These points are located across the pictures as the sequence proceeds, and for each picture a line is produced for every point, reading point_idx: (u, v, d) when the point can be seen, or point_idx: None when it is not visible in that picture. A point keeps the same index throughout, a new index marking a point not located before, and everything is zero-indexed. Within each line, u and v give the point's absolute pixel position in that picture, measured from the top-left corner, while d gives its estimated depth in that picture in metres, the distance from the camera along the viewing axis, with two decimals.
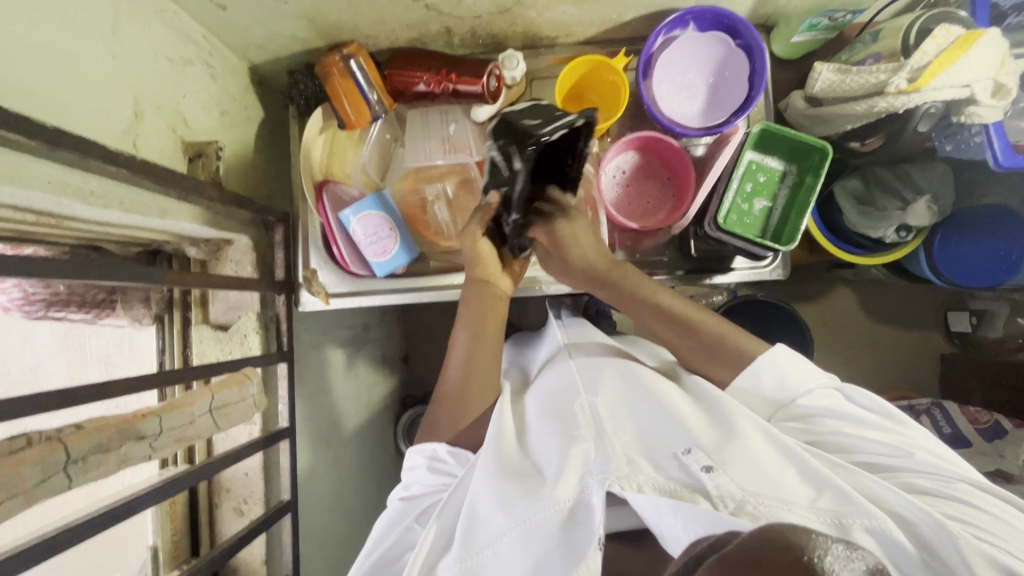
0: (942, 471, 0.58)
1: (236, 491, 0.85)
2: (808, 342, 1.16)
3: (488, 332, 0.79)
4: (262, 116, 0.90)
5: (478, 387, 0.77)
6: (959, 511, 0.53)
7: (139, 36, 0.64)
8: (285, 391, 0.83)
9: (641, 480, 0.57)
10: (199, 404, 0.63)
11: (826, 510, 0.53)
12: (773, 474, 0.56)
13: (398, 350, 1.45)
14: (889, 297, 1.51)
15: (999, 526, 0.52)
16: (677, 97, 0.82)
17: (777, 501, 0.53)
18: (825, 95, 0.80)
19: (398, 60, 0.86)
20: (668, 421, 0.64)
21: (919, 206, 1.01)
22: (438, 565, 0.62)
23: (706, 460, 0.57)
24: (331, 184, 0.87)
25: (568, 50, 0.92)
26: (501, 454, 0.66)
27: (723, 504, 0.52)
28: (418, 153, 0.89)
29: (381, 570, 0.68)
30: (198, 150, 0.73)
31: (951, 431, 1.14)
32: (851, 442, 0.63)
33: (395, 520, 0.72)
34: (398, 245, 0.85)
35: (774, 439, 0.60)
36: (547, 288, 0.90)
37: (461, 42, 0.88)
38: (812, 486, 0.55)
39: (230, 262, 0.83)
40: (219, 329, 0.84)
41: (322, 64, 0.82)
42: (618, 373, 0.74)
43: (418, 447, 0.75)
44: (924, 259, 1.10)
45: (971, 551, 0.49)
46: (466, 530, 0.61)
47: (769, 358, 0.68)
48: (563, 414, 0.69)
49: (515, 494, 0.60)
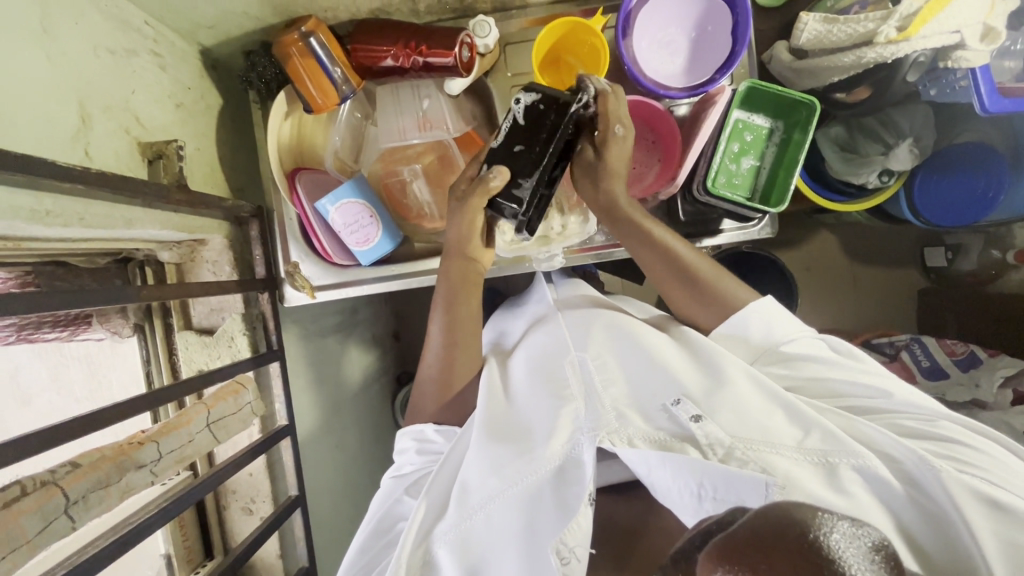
0: (924, 410, 0.59)
1: (243, 491, 0.85)
2: (792, 291, 1.19)
3: (470, 306, 0.77)
4: (222, 105, 0.84)
5: (460, 372, 0.77)
6: (943, 447, 0.55)
7: (74, 30, 0.58)
8: (281, 390, 0.83)
9: (631, 433, 0.59)
10: (196, 421, 0.61)
11: (814, 450, 0.55)
12: (763, 417, 0.58)
13: (389, 328, 1.43)
14: (867, 236, 1.55)
15: (984, 452, 0.54)
16: (659, 53, 0.80)
17: (765, 445, 0.55)
18: (812, 46, 0.76)
19: (361, 33, 0.79)
20: (655, 372, 0.65)
21: (902, 150, 1.02)
22: (432, 531, 0.62)
23: (695, 410, 0.59)
24: (301, 172, 0.83)
25: (540, 10, 0.86)
26: (491, 415, 0.68)
27: (712, 452, 0.54)
28: (392, 131, 0.85)
29: (377, 542, 0.69)
30: (157, 151, 0.67)
31: (929, 363, 1.27)
32: (838, 386, 0.64)
33: (387, 495, 0.74)
34: (381, 232, 0.83)
35: (762, 383, 0.62)
36: (538, 265, 0.89)
37: (427, 9, 0.82)
38: (799, 426, 0.57)
39: (207, 263, 0.81)
40: (203, 333, 0.81)
41: (280, 45, 0.76)
42: (607, 326, 0.74)
43: (406, 429, 0.76)
44: (904, 203, 1.17)
45: (957, 486, 0.50)
46: (459, 494, 0.62)
47: (761, 307, 0.70)
48: (553, 374, 0.69)
49: (505, 457, 0.61)
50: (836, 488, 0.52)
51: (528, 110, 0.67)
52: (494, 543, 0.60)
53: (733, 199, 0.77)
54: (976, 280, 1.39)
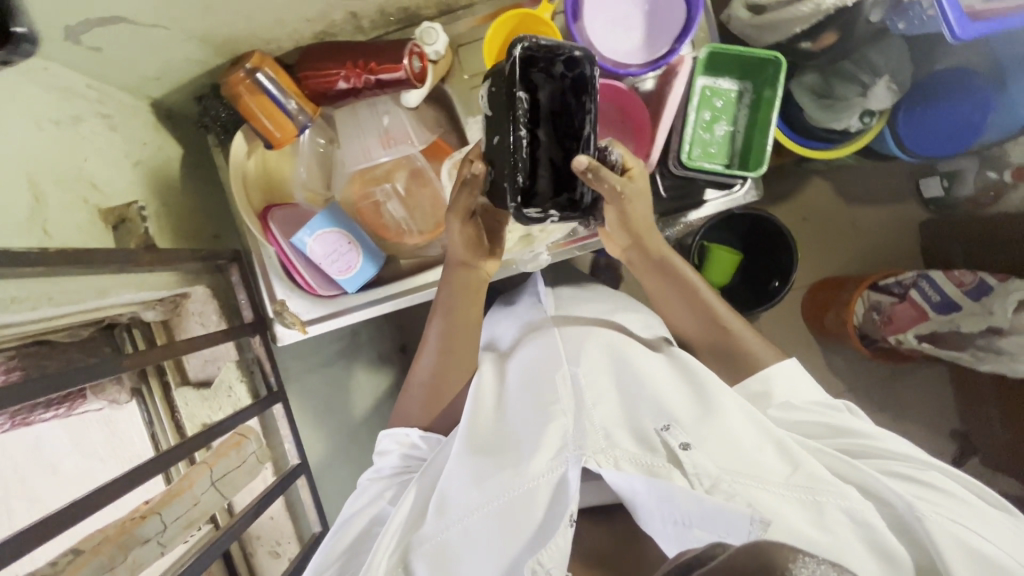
0: (915, 456, 0.60)
1: (267, 535, 0.84)
2: (790, 243, 1.18)
3: (469, 317, 0.77)
4: (183, 155, 0.82)
5: (453, 371, 0.77)
6: (926, 493, 0.56)
7: (12, 107, 0.57)
8: (288, 430, 0.83)
9: (617, 454, 0.58)
10: (199, 483, 0.61)
11: (801, 485, 0.54)
12: (751, 450, 0.57)
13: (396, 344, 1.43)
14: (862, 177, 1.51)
15: (972, 505, 0.55)
16: (614, 31, 0.78)
17: (751, 477, 0.54)
18: None
19: (309, 59, 0.77)
20: (647, 401, 0.65)
21: (880, 88, 1.00)
22: (408, 543, 0.62)
23: (684, 437, 0.58)
24: (274, 209, 0.82)
25: (487, 5, 0.83)
26: (477, 438, 0.67)
27: (699, 483, 0.53)
28: (357, 154, 0.83)
29: (344, 547, 0.68)
30: (119, 216, 0.67)
31: (940, 299, 1.27)
32: (834, 425, 0.65)
33: (362, 497, 0.73)
34: (362, 257, 0.82)
35: (754, 416, 0.62)
36: (525, 267, 0.87)
37: (371, 24, 0.79)
38: (788, 461, 0.57)
39: (194, 315, 0.81)
40: (201, 386, 0.81)
41: (227, 86, 0.73)
42: (599, 344, 0.73)
43: (390, 432, 0.76)
44: (891, 138, 1.18)
45: (939, 536, 0.51)
46: (440, 505, 0.62)
47: (779, 369, 0.73)
48: (544, 389, 0.68)
49: (488, 473, 0.61)
50: (822, 517, 0.52)
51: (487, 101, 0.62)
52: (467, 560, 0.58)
53: (706, 166, 0.75)
54: (976, 205, 1.38)
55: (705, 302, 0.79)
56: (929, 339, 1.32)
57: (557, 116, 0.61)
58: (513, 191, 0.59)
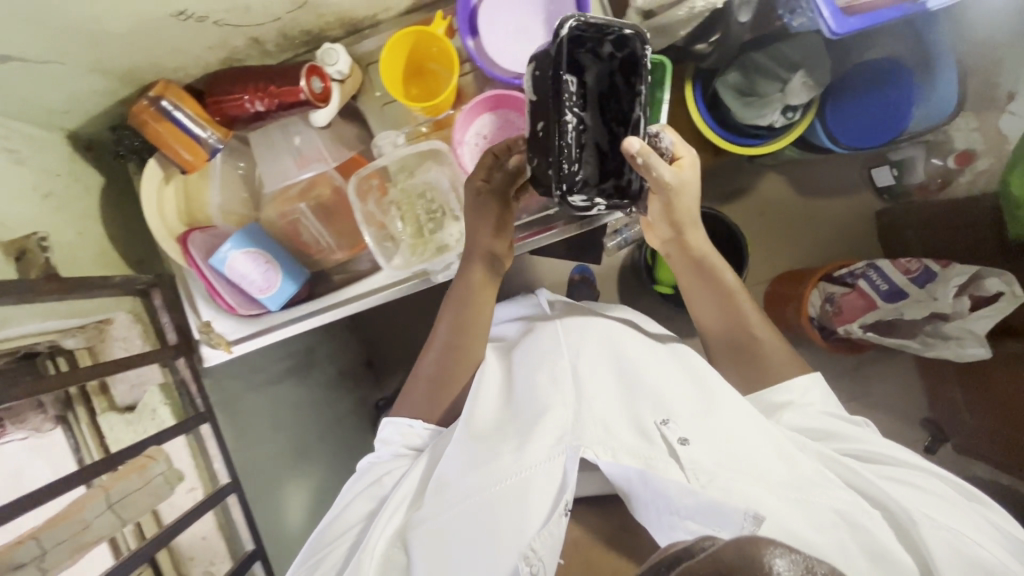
0: (913, 466, 0.65)
1: (200, 555, 0.84)
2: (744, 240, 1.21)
3: (481, 308, 0.81)
4: (103, 184, 0.84)
5: (463, 361, 0.80)
6: (918, 498, 0.60)
7: None
8: (217, 450, 0.84)
9: (614, 446, 0.60)
10: (91, 505, 0.59)
11: (795, 485, 0.58)
12: (747, 446, 0.61)
13: (359, 357, 1.43)
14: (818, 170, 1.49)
15: (951, 507, 0.60)
16: (514, 44, 0.80)
17: (747, 472, 0.58)
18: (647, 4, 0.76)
19: (216, 85, 0.80)
20: (644, 397, 0.67)
21: (795, 83, 1.02)
22: (403, 530, 0.64)
23: (682, 433, 0.61)
24: (193, 232, 0.82)
25: (393, 24, 0.85)
26: (478, 429, 0.69)
27: (695, 478, 0.56)
28: (274, 175, 0.85)
29: (334, 531, 0.70)
30: (20, 248, 0.68)
31: (889, 288, 1.25)
32: (839, 432, 0.69)
33: (358, 481, 0.75)
34: (281, 276, 0.83)
35: (749, 414, 0.65)
36: (437, 278, 0.86)
37: (277, 48, 0.81)
38: (786, 458, 0.61)
39: (117, 341, 0.81)
40: (126, 411, 0.82)
41: (131, 116, 0.75)
42: (598, 343, 0.76)
43: (394, 420, 0.78)
44: (823, 131, 1.17)
45: (928, 538, 0.55)
46: (436, 488, 0.64)
47: (806, 381, 0.75)
48: (544, 382, 0.70)
49: (484, 458, 0.63)
50: (805, 513, 0.55)
51: (531, 86, 0.61)
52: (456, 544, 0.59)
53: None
54: (926, 190, 1.41)
55: (733, 305, 0.83)
56: (882, 329, 1.31)
57: (606, 98, 0.60)
58: (560, 173, 0.59)
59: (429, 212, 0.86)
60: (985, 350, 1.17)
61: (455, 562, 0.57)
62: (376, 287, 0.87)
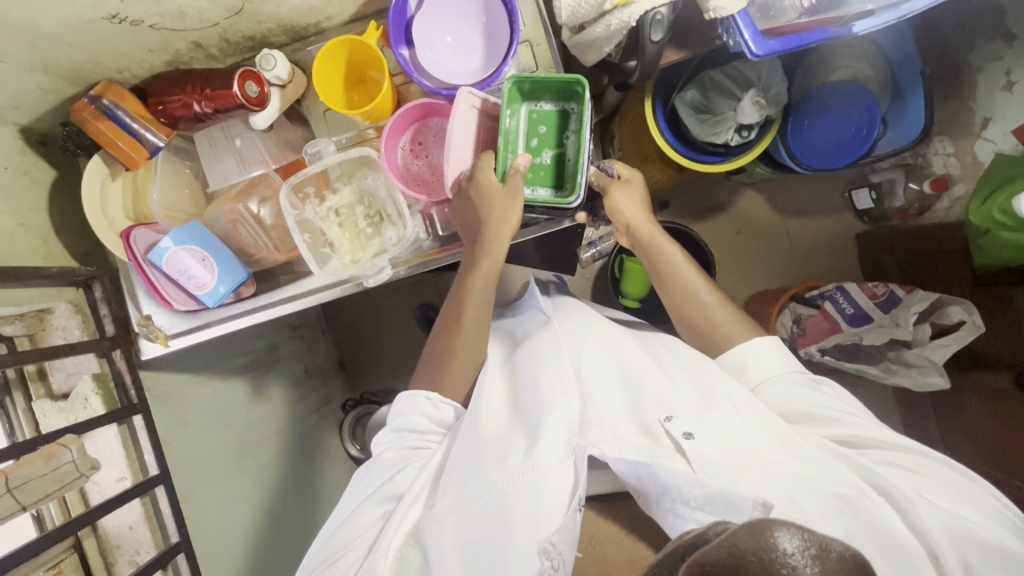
0: (905, 443, 0.64)
1: (126, 545, 0.85)
2: (708, 256, 1.22)
3: (484, 290, 0.79)
4: (55, 178, 0.87)
5: (456, 365, 0.79)
6: (913, 478, 0.59)
7: None
8: (147, 442, 0.85)
9: (622, 444, 0.60)
10: None
11: (802, 476, 0.57)
12: (743, 438, 0.60)
13: (331, 358, 1.43)
14: (800, 187, 1.45)
15: (948, 486, 0.59)
16: (450, 55, 0.82)
17: (750, 464, 0.57)
18: (573, 20, 0.81)
19: (162, 87, 0.85)
20: (645, 389, 0.66)
21: (746, 103, 1.01)
22: (418, 528, 0.62)
23: (686, 427, 0.60)
24: (135, 228, 0.82)
25: (336, 33, 0.89)
26: (484, 426, 0.68)
27: (701, 470, 0.56)
28: (218, 177, 0.90)
29: (339, 540, 0.67)
30: None
31: (854, 311, 1.19)
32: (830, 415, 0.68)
33: (363, 475, 0.73)
34: (215, 275, 0.83)
35: (754, 408, 0.64)
36: (368, 281, 0.88)
37: (221, 52, 0.86)
38: (799, 455, 0.59)
39: (57, 329, 0.82)
40: (60, 398, 0.83)
41: (73, 113, 0.80)
42: (599, 340, 0.75)
43: (410, 394, 0.77)
44: (784, 151, 1.14)
45: (929, 521, 0.55)
46: (445, 484, 0.63)
47: (753, 347, 0.76)
48: (547, 381, 0.69)
49: (498, 454, 0.62)
50: (810, 500, 0.56)
51: None
52: (472, 542, 0.58)
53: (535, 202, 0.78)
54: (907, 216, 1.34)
55: (690, 282, 0.84)
56: (848, 354, 1.23)
57: None
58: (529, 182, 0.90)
59: (369, 218, 0.87)
60: (944, 380, 1.10)
61: (475, 557, 0.57)
62: (312, 289, 0.89)
